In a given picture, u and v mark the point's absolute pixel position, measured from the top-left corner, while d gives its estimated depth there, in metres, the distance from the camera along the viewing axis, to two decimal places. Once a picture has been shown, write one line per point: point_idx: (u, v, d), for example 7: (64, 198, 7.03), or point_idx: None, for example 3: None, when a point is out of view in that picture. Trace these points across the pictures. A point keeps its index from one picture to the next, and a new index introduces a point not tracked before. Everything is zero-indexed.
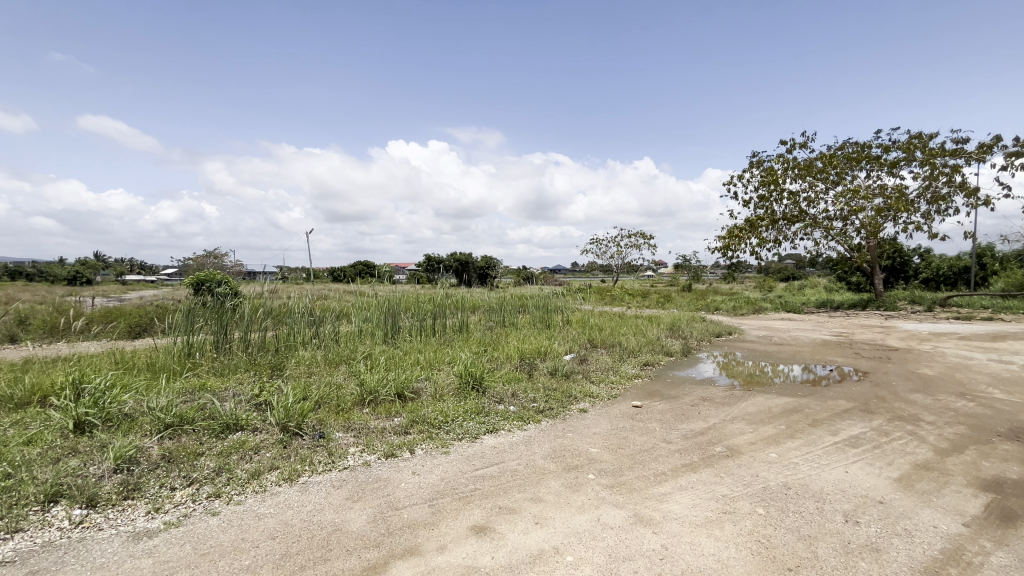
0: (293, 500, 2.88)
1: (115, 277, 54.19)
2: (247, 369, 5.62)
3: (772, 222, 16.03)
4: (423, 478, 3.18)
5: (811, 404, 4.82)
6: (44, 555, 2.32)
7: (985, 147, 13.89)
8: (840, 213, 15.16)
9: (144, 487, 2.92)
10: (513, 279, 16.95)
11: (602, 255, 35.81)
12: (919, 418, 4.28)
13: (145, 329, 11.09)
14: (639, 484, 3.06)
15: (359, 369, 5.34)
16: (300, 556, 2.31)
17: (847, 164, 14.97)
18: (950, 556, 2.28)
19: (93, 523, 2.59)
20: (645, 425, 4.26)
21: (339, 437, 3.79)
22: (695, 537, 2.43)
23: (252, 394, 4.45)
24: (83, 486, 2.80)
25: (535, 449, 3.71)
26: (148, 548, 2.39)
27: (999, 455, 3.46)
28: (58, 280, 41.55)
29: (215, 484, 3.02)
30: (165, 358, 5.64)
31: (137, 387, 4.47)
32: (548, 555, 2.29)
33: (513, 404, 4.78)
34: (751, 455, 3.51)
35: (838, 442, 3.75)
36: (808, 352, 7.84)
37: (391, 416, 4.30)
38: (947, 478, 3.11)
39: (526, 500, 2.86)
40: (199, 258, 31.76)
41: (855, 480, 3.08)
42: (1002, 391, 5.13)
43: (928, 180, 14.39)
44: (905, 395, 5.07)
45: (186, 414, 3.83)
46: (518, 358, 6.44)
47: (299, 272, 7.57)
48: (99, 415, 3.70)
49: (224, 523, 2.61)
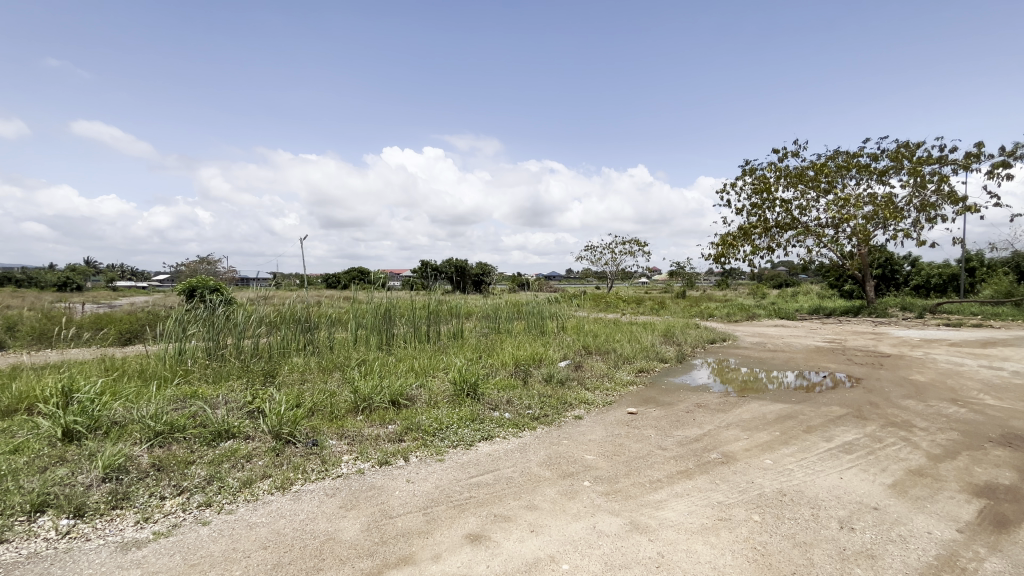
0: (285, 509, 2.84)
1: (107, 284, 53.94)
2: (239, 376, 5.58)
3: (765, 230, 16.14)
4: (417, 486, 3.15)
5: (805, 411, 4.81)
6: (29, 567, 2.26)
7: (971, 157, 14.09)
8: (831, 220, 15.28)
9: (133, 496, 2.87)
10: (507, 286, 16.39)
11: (595, 261, 36.06)
12: (913, 425, 4.30)
13: (136, 336, 10.92)
14: (635, 491, 3.05)
15: (352, 377, 5.28)
16: (293, 566, 2.28)
17: (837, 172, 15.14)
18: (945, 562, 2.28)
19: (81, 533, 2.55)
20: (640, 432, 4.24)
21: (332, 446, 3.75)
22: (692, 545, 2.42)
23: (245, 401, 4.40)
24: (71, 496, 2.75)
25: (530, 457, 3.68)
26: (136, 560, 2.34)
27: (991, 461, 3.47)
28: (45, 288, 40.73)
29: (206, 492, 2.98)
30: (156, 365, 5.58)
31: (127, 395, 4.41)
32: (544, 563, 2.27)
33: (508, 411, 4.77)
34: (746, 462, 3.51)
35: (832, 449, 3.75)
36: (802, 358, 7.86)
37: (385, 424, 4.25)
38: (941, 484, 3.12)
39: (522, 508, 2.84)
40: (191, 265, 31.39)
41: (849, 487, 3.08)
42: (993, 397, 5.17)
43: (917, 189, 14.56)
44: (898, 402, 5.08)
45: (176, 422, 3.77)
46: (512, 365, 6.41)
47: (292, 280, 7.69)
48: (88, 424, 3.64)
49: (215, 534, 2.57)
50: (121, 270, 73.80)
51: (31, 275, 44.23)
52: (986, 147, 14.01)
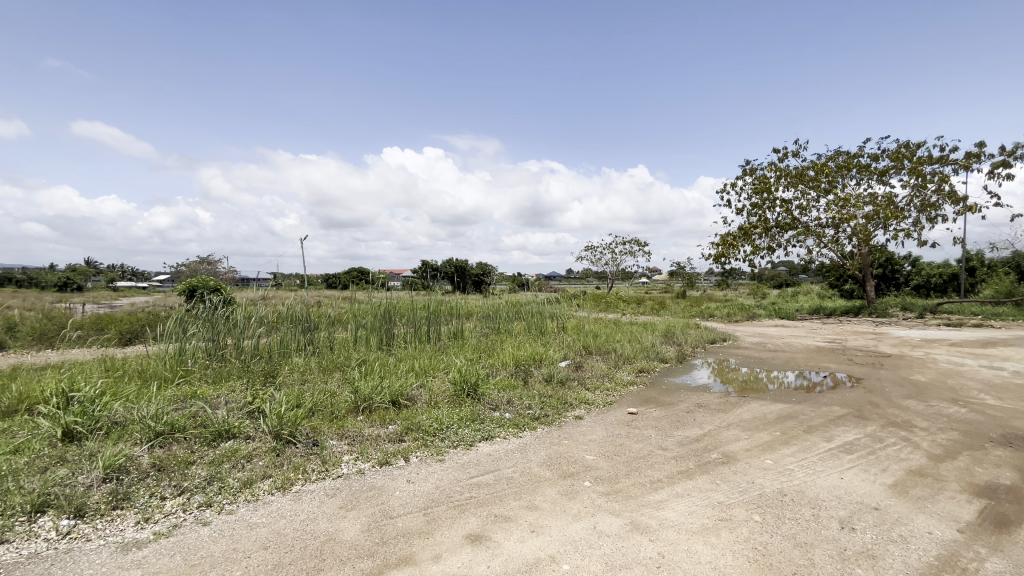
0: (285, 509, 2.84)
1: (108, 284, 54.01)
2: (239, 376, 5.58)
3: (765, 230, 16.14)
4: (418, 486, 3.15)
5: (805, 411, 4.81)
6: (30, 568, 2.26)
7: (972, 156, 14.09)
8: (831, 220, 15.27)
9: (133, 496, 2.87)
10: (507, 286, 16.39)
11: (595, 261, 36.10)
12: (914, 425, 4.30)
13: (136, 336, 10.93)
14: (635, 491, 3.05)
15: (352, 376, 5.29)
16: (293, 567, 2.28)
17: (838, 172, 15.14)
18: (946, 562, 2.28)
19: (81, 533, 2.55)
20: (640, 432, 4.24)
21: (333, 446, 3.75)
22: (692, 545, 2.42)
23: (245, 402, 4.41)
24: (71, 496, 2.75)
25: (530, 457, 3.68)
26: (136, 560, 2.34)
27: (992, 461, 3.47)
28: (45, 288, 40.77)
29: (206, 492, 2.98)
30: (157, 365, 5.58)
31: (128, 395, 4.41)
32: (545, 564, 2.27)
33: (509, 411, 4.77)
34: (747, 462, 3.51)
35: (832, 449, 3.75)
36: (802, 358, 7.86)
37: (385, 424, 4.25)
38: (942, 484, 3.12)
39: (523, 508, 2.84)
40: (191, 265, 31.42)
41: (849, 487, 3.08)
42: (994, 397, 5.17)
43: (918, 189, 14.57)
44: (898, 402, 5.08)
45: (176, 422, 3.78)
46: (512, 365, 6.41)
47: (292, 280, 7.71)
48: (89, 424, 3.64)
49: (216, 534, 2.57)
50: (121, 270, 73.86)
51: (31, 275, 44.27)
52: (986, 147, 14.01)
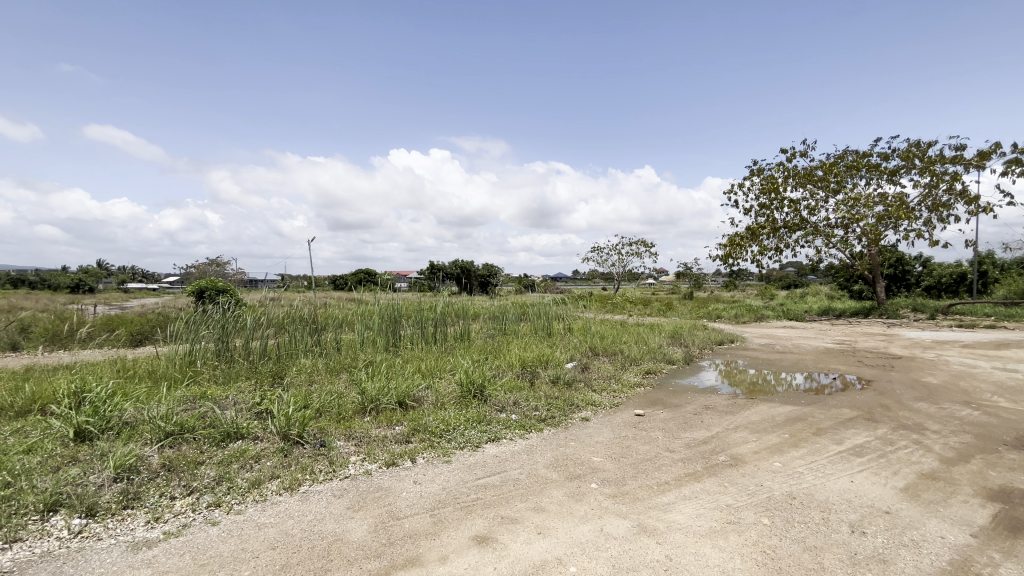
0: (293, 509, 2.86)
1: (120, 284, 54.81)
2: (248, 377, 5.64)
3: (774, 230, 16.00)
4: (424, 487, 3.16)
5: (815, 413, 4.77)
6: (42, 566, 2.29)
7: (984, 156, 13.89)
8: (841, 220, 15.11)
9: (143, 496, 2.90)
10: (513, 287, 16.40)
11: (602, 262, 35.96)
12: (925, 427, 4.24)
13: (146, 337, 11.05)
14: (643, 493, 3.03)
15: (359, 377, 5.33)
16: (300, 567, 2.29)
17: (847, 172, 14.97)
18: (959, 567, 2.25)
19: (92, 532, 2.58)
20: (648, 434, 4.23)
21: (340, 446, 3.78)
22: (700, 548, 2.40)
23: (253, 402, 4.44)
24: (83, 496, 2.79)
25: (537, 458, 3.68)
26: (147, 559, 2.36)
27: (1006, 464, 3.42)
28: (60, 288, 41.60)
29: (215, 492, 3.01)
30: (167, 366, 5.65)
31: (138, 395, 4.46)
32: (551, 566, 2.27)
33: (515, 412, 4.76)
34: (755, 464, 3.48)
35: (842, 451, 3.71)
36: (811, 360, 7.79)
37: (392, 425, 4.28)
38: (954, 488, 3.07)
39: (529, 510, 2.83)
40: (200, 265, 31.72)
41: (860, 490, 3.04)
42: (1008, 400, 5.09)
43: (929, 189, 14.38)
44: (909, 404, 5.02)
45: (186, 422, 3.81)
46: (519, 366, 6.43)
47: (300, 281, 7.74)
48: (100, 424, 3.68)
49: (224, 534, 2.59)
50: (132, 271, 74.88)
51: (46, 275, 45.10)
52: (999, 146, 13.80)
